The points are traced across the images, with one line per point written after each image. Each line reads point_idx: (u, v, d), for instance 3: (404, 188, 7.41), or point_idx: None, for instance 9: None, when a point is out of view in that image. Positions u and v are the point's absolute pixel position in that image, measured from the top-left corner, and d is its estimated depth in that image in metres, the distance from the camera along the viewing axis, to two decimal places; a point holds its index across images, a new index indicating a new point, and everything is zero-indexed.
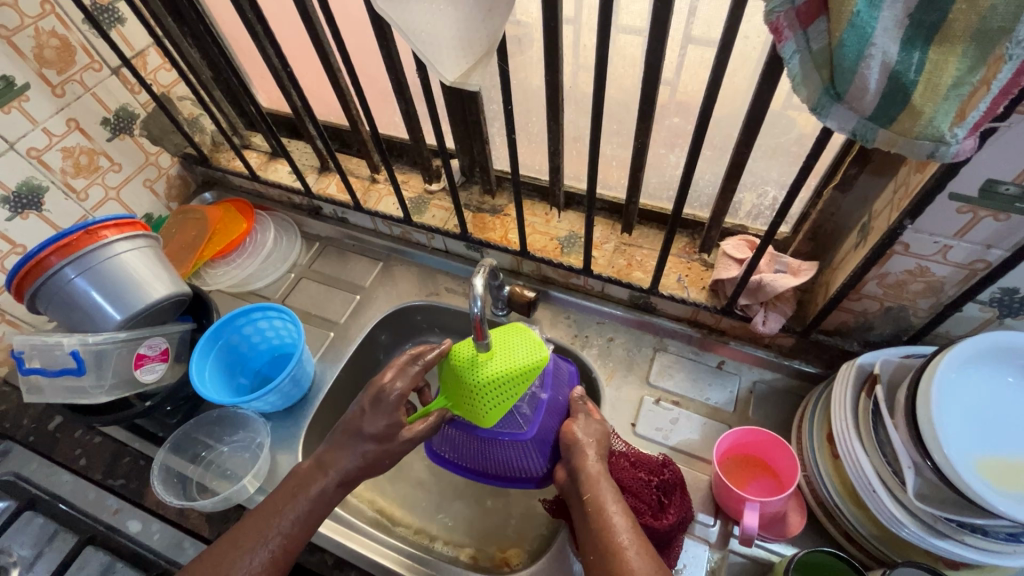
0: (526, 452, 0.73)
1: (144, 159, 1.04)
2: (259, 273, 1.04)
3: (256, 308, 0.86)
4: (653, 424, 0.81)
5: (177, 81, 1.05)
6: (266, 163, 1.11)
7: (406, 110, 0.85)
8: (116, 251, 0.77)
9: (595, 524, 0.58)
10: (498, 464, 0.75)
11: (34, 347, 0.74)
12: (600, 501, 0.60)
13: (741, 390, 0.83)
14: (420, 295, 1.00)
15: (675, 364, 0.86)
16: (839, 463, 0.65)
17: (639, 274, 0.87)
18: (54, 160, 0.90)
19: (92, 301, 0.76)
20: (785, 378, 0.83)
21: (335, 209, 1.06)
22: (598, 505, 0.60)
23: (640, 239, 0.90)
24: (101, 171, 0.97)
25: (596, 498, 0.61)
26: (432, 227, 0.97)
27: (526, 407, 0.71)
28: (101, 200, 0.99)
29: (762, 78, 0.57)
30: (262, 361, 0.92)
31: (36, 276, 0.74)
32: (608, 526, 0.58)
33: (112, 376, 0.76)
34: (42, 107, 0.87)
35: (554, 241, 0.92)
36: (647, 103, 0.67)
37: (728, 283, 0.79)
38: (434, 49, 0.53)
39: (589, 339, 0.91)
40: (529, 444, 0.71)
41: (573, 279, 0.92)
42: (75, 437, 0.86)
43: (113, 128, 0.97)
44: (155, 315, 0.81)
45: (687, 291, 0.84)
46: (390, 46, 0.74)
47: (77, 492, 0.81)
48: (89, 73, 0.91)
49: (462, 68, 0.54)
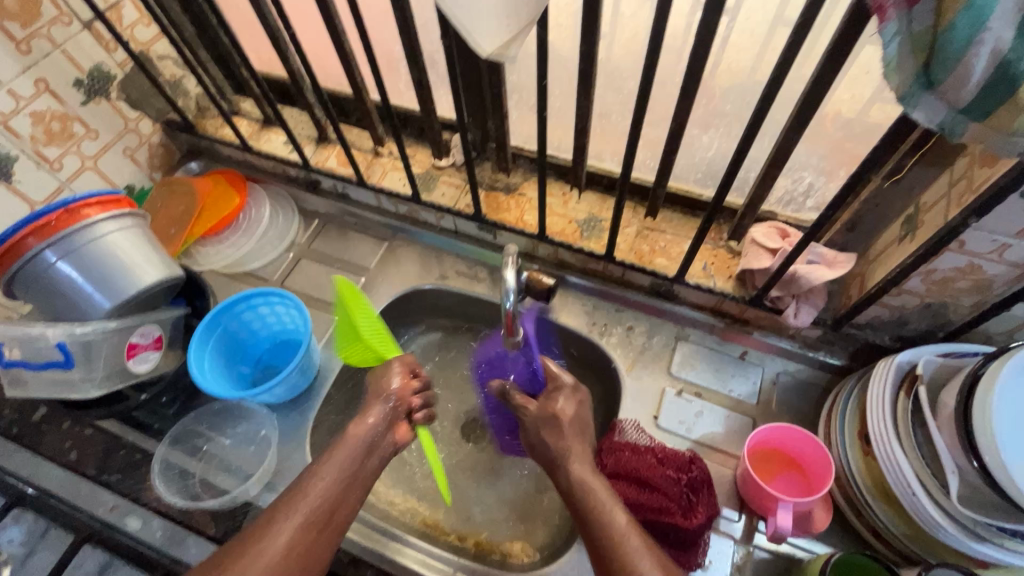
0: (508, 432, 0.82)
1: (123, 125, 0.95)
2: (255, 253, 0.97)
3: (259, 293, 0.80)
4: (676, 417, 0.79)
5: (157, 38, 0.95)
6: (258, 132, 1.03)
7: (418, 78, 0.78)
8: (101, 232, 0.70)
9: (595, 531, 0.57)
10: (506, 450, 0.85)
11: (12, 337, 0.68)
12: (594, 501, 0.59)
13: (765, 382, 0.81)
14: (427, 278, 0.95)
15: (696, 353, 0.84)
16: (872, 459, 0.64)
17: (663, 260, 0.84)
18: (22, 126, 0.81)
19: (76, 287, 0.69)
20: (808, 370, 0.81)
21: (335, 183, 0.99)
22: (596, 509, 0.58)
23: (664, 223, 0.87)
24: (77, 138, 0.88)
25: (587, 494, 0.60)
26: (442, 207, 0.92)
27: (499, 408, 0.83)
28: (78, 170, 0.90)
29: (825, 58, 0.53)
30: (263, 349, 0.86)
31: (12, 260, 0.67)
32: (609, 527, 0.57)
33: (103, 369, 0.70)
34: (5, 65, 0.77)
35: (573, 224, 0.88)
36: (692, 81, 0.61)
37: (759, 274, 0.76)
38: (472, 15, 0.46)
39: (609, 327, 0.87)
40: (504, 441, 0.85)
41: (592, 264, 0.88)
42: (63, 428, 0.79)
43: (88, 90, 0.87)
44: (146, 301, 0.75)
45: (713, 280, 0.82)
46: (405, 9, 0.67)
47: (68, 488, 0.76)
48: (58, 28, 0.81)
49: (504, 39, 0.48)
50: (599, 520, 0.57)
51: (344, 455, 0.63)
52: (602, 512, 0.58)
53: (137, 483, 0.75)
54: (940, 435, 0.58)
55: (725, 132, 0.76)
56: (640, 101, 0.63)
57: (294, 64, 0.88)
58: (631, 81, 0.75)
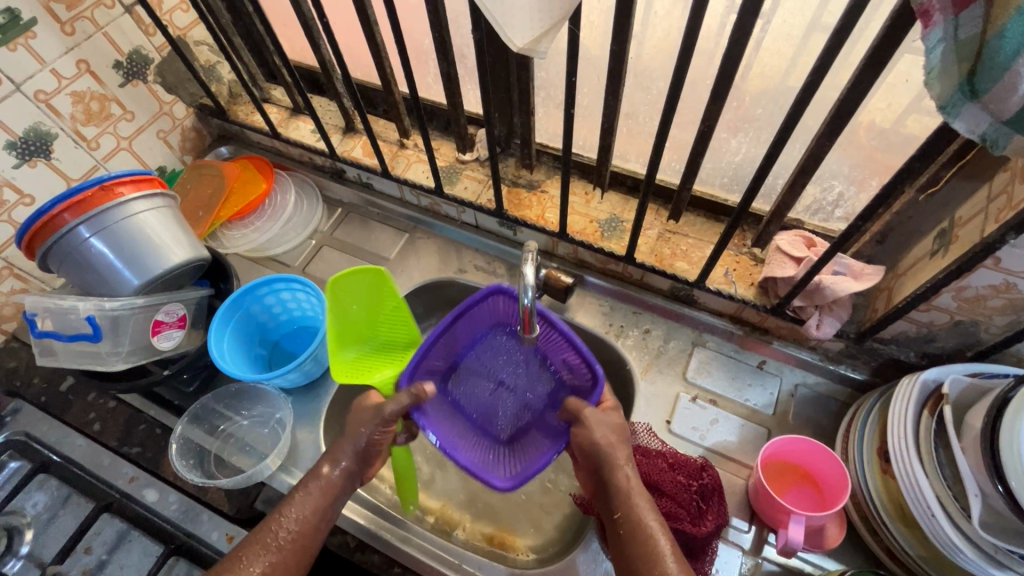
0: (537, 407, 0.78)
1: (158, 108, 0.98)
2: (279, 238, 0.99)
3: (281, 279, 0.81)
4: (689, 423, 0.78)
5: (194, 24, 0.97)
6: (287, 119, 1.05)
7: (447, 71, 0.78)
8: (134, 211, 0.71)
9: (635, 559, 0.58)
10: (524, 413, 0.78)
11: (46, 309, 0.70)
12: (639, 520, 0.59)
13: (782, 392, 0.80)
14: (446, 271, 0.95)
15: (713, 360, 0.83)
16: (890, 478, 0.63)
17: (683, 264, 0.83)
18: (63, 105, 0.83)
19: (108, 265, 0.71)
20: (826, 382, 0.80)
21: (359, 173, 1.00)
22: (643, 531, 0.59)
23: (686, 227, 0.86)
24: (113, 119, 0.91)
25: (634, 516, 0.60)
26: (464, 200, 0.92)
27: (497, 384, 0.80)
28: (113, 150, 0.93)
29: (864, 65, 0.51)
30: (280, 333, 0.88)
31: (47, 234, 0.68)
32: (648, 548, 0.57)
33: (129, 343, 0.72)
34: (50, 46, 0.79)
35: (594, 224, 0.87)
36: (723, 83, 0.60)
37: (782, 282, 0.75)
38: (506, 11, 0.47)
39: (624, 329, 0.87)
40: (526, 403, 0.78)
41: (611, 265, 0.88)
42: (87, 400, 0.83)
43: (126, 72, 0.90)
44: (172, 281, 0.76)
45: (734, 287, 0.80)
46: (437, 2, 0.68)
47: (91, 457, 0.78)
48: (100, 10, 0.83)
49: (535, 34, 0.48)
50: (639, 539, 0.58)
51: (330, 482, 0.65)
52: (647, 531, 0.58)
53: (155, 457, 0.77)
54: (964, 457, 0.56)
55: (755, 137, 0.74)
56: (669, 102, 0.62)
57: (325, 53, 0.88)
58: (661, 81, 0.73)
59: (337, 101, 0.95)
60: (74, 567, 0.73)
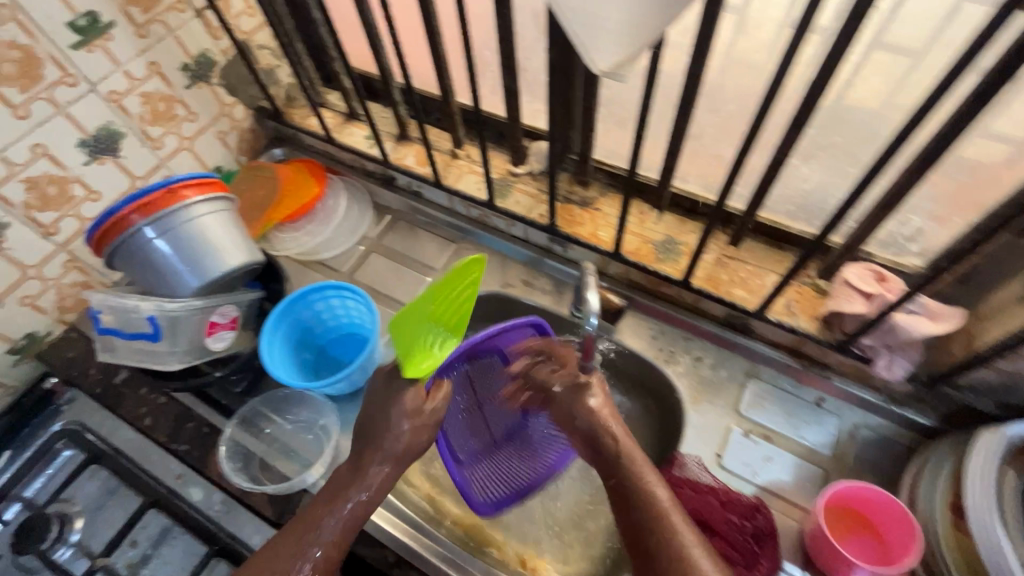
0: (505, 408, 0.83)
1: (219, 110, 1.00)
2: (329, 243, 1.00)
3: (331, 286, 0.82)
4: (742, 458, 0.75)
5: (259, 28, 0.99)
6: (341, 125, 1.06)
7: (510, 84, 0.77)
8: (196, 214, 0.72)
9: (662, 554, 0.58)
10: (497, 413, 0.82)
11: (109, 306, 0.72)
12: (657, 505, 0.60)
13: (841, 432, 0.77)
14: (493, 284, 0.95)
15: (768, 394, 0.80)
16: (965, 537, 0.59)
17: (742, 293, 0.80)
18: (133, 105, 0.86)
19: (169, 266, 0.72)
20: (889, 425, 0.76)
21: (410, 181, 1.00)
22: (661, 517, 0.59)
23: (745, 253, 0.83)
24: (178, 120, 0.93)
25: (655, 505, 0.60)
26: (515, 215, 0.91)
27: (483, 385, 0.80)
28: (175, 150, 0.95)
29: (970, 100, 0.48)
30: (327, 338, 0.88)
31: (115, 234, 0.69)
32: (674, 540, 0.58)
33: (186, 343, 0.73)
34: (125, 48, 0.81)
35: (648, 245, 0.85)
36: (807, 111, 0.57)
37: (850, 318, 0.71)
38: (594, 32, 0.45)
39: (675, 355, 0.84)
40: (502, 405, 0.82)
41: (663, 288, 0.85)
42: (141, 394, 0.84)
43: (193, 74, 0.92)
44: (228, 283, 0.77)
45: (796, 319, 0.77)
46: (506, 15, 0.67)
47: (141, 451, 0.80)
48: (173, 14, 0.85)
49: (621, 58, 0.46)
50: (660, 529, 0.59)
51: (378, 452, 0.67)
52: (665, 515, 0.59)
53: (202, 456, 0.79)
54: None
55: (830, 167, 0.70)
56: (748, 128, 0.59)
57: (386, 62, 0.89)
58: (733, 103, 0.70)
59: (393, 109, 0.95)
60: (119, 559, 0.74)
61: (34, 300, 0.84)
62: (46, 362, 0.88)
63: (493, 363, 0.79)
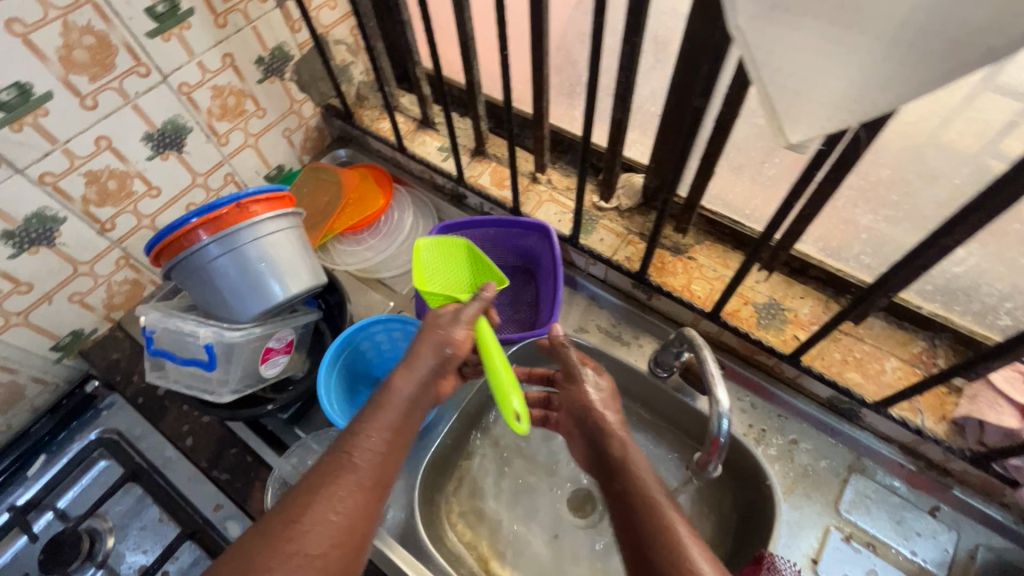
0: (512, 316, 0.88)
1: (288, 106, 0.93)
2: (390, 260, 0.93)
3: (378, 320, 0.74)
4: (840, 568, 0.67)
5: (340, 21, 0.91)
6: (413, 132, 0.98)
7: (621, 118, 0.68)
8: (264, 232, 0.66)
9: None
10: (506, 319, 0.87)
11: (167, 329, 0.67)
12: (676, 537, 0.46)
13: (959, 551, 0.67)
14: (565, 327, 0.86)
15: (873, 494, 0.70)
16: None
17: (857, 377, 0.70)
18: (203, 99, 0.79)
19: (228, 284, 0.65)
20: (1018, 551, 0.66)
21: (482, 202, 0.93)
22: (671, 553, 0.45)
23: (862, 330, 0.73)
24: (246, 115, 0.87)
25: (663, 515, 0.48)
26: (599, 254, 0.82)
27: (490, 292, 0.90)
28: (240, 146, 0.89)
29: None
30: (384, 368, 0.81)
31: (175, 250, 0.63)
32: None
33: (239, 373, 0.67)
34: (201, 38, 0.75)
35: (749, 306, 0.76)
36: None
37: (994, 430, 0.62)
38: (799, 100, 0.35)
39: (767, 435, 0.75)
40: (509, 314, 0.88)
41: (760, 357, 0.76)
42: (183, 409, 0.79)
43: (266, 68, 0.85)
44: (289, 307, 0.71)
45: (920, 417, 0.67)
46: (637, 43, 0.58)
47: (180, 473, 0.75)
48: (254, 4, 0.78)
49: (824, 134, 0.36)
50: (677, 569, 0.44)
51: (399, 394, 0.54)
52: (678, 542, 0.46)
53: (243, 488, 0.73)
54: None
55: None
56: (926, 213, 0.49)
57: (476, 74, 0.80)
58: None
59: (475, 124, 0.87)
60: None
61: (83, 297, 0.79)
62: (89, 362, 0.84)
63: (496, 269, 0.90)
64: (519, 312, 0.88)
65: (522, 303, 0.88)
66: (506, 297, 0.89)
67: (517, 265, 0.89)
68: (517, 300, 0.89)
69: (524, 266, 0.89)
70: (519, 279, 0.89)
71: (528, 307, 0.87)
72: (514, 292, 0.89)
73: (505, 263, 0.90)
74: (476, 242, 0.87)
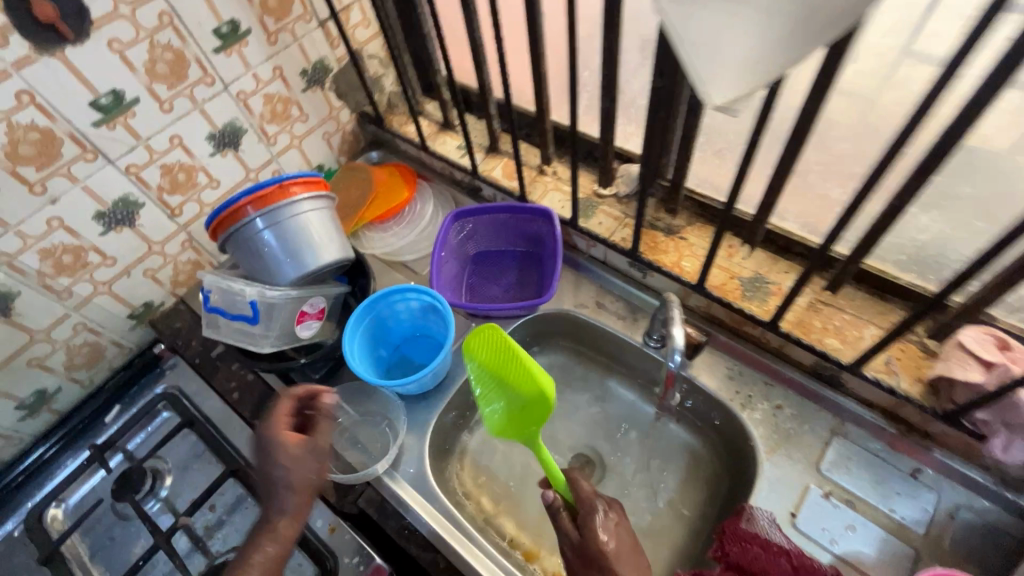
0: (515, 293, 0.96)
1: (328, 112, 1.07)
2: (412, 245, 1.04)
3: (395, 290, 0.85)
4: (819, 522, 0.70)
5: (373, 38, 1.04)
6: (436, 133, 1.10)
7: (608, 108, 0.76)
8: (303, 209, 0.78)
9: None
10: (510, 296, 0.96)
11: (219, 289, 0.79)
12: None
13: (939, 511, 0.69)
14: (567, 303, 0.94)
15: (853, 455, 0.74)
16: None
17: (835, 343, 0.74)
18: (256, 105, 0.93)
19: (272, 255, 0.78)
20: (997, 512, 0.68)
21: (495, 192, 1.03)
22: None
23: (843, 300, 0.77)
24: (291, 120, 1.01)
25: None
26: (597, 236, 0.90)
27: (497, 272, 0.99)
28: (286, 147, 1.03)
29: None
30: (401, 337, 0.91)
31: (228, 224, 0.76)
32: None
33: (278, 328, 0.79)
34: (257, 53, 0.89)
35: (735, 280, 0.82)
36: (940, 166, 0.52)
37: (962, 388, 0.64)
38: (714, 61, 0.43)
39: (753, 400, 0.79)
40: (514, 291, 0.96)
41: (747, 327, 0.81)
42: (232, 369, 0.91)
43: (310, 79, 0.99)
44: (320, 276, 0.82)
45: (896, 378, 0.71)
46: (615, 39, 0.67)
47: (227, 422, 0.87)
48: (301, 24, 0.92)
49: (738, 92, 0.44)
50: None
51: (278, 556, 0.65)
52: None
53: None
54: None
55: None
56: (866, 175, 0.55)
57: (487, 77, 0.91)
58: (846, 143, 0.67)
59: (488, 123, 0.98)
60: (197, 520, 0.81)
61: (154, 273, 0.94)
62: (156, 329, 0.98)
63: (504, 253, 0.99)
64: (523, 290, 0.97)
65: (525, 282, 0.97)
66: (512, 276, 0.98)
67: (523, 248, 0.98)
68: (521, 280, 0.97)
69: (529, 248, 0.97)
70: (525, 261, 0.98)
71: (531, 285, 0.96)
72: (520, 272, 0.98)
73: (512, 246, 0.99)
74: (485, 225, 0.96)
